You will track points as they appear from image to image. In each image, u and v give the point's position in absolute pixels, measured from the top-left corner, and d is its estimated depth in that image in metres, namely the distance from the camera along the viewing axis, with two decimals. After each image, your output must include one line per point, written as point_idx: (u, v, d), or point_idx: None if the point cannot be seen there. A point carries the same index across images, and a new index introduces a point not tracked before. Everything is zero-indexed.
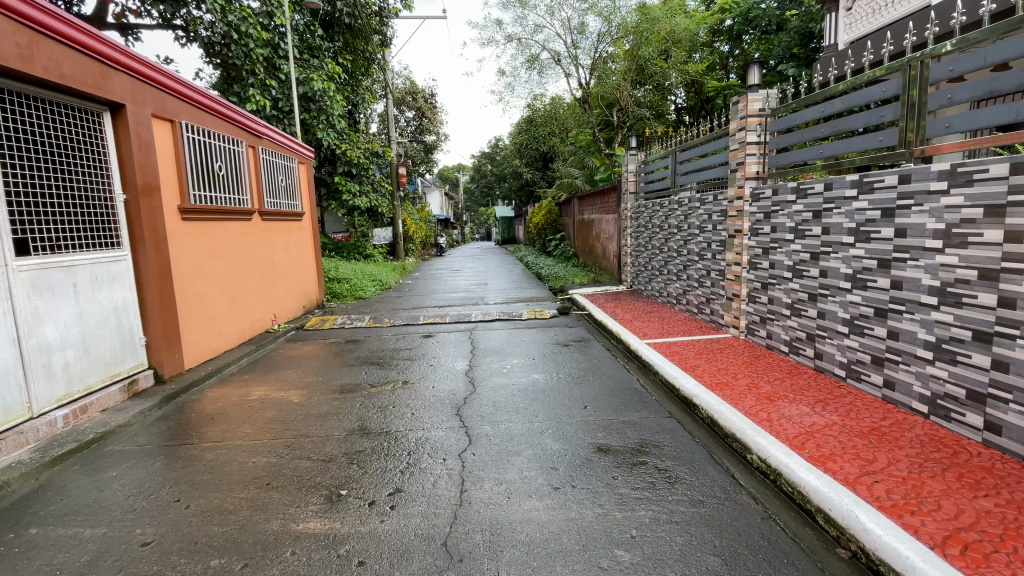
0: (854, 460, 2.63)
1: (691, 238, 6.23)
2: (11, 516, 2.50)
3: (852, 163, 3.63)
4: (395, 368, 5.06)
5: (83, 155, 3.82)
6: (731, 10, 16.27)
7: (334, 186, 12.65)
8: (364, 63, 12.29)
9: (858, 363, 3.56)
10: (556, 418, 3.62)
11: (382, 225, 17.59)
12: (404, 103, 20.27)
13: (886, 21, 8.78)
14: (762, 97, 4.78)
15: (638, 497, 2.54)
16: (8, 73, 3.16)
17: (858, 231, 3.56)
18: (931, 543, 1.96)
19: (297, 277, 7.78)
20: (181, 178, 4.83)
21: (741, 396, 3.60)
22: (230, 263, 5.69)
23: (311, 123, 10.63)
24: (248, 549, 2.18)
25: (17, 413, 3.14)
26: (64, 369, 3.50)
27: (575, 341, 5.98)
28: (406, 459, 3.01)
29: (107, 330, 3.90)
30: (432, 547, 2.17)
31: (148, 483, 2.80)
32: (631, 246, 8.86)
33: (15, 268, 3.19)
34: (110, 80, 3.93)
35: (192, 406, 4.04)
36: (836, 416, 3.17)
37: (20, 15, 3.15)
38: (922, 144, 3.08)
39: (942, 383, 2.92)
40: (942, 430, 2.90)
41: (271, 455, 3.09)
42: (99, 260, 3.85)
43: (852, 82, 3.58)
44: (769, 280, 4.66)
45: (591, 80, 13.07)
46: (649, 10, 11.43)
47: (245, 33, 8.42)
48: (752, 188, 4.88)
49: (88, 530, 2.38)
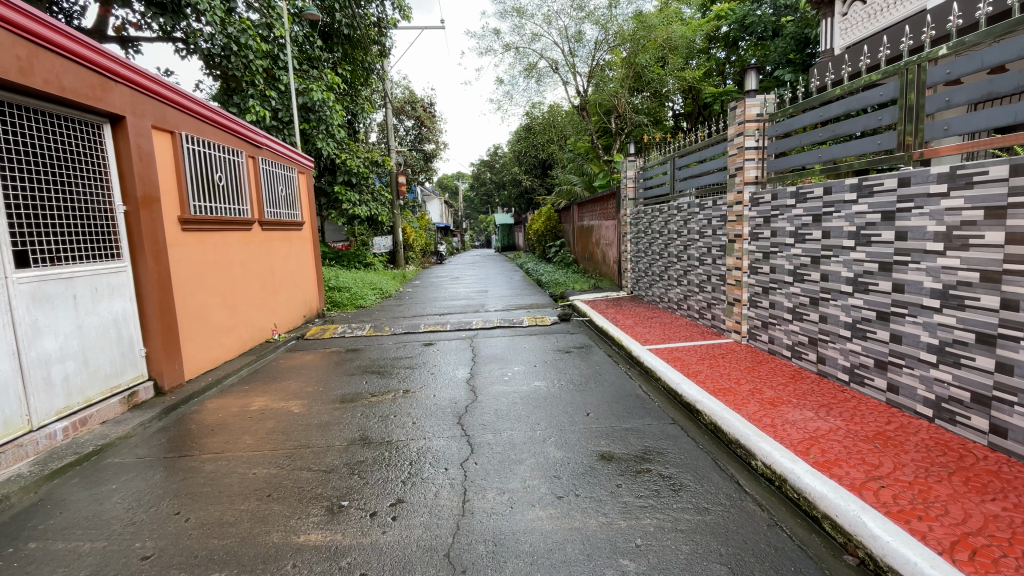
0: (859, 464, 2.60)
1: (691, 244, 6.22)
2: (10, 529, 2.47)
3: (851, 167, 3.63)
4: (396, 376, 5.04)
5: (84, 168, 3.83)
6: (727, 17, 16.45)
7: (334, 196, 12.71)
8: (364, 73, 12.41)
9: (861, 367, 3.55)
10: (559, 426, 3.60)
11: (383, 233, 17.64)
12: (404, 112, 20.42)
13: (881, 26, 8.87)
14: (760, 102, 4.78)
15: (642, 506, 2.52)
16: (7, 87, 3.17)
17: (858, 235, 3.56)
18: (940, 549, 1.93)
19: (298, 286, 7.77)
20: (181, 189, 4.84)
21: (744, 401, 3.59)
22: (231, 273, 5.70)
23: (311, 134, 10.75)
24: (249, 562, 2.16)
25: (17, 426, 3.12)
26: (64, 381, 3.49)
27: (576, 348, 5.96)
28: (407, 469, 2.98)
29: (107, 342, 3.89)
30: (434, 559, 2.14)
31: (148, 496, 2.78)
32: (631, 252, 8.85)
33: (15, 280, 3.19)
34: (110, 92, 3.95)
35: (192, 417, 4.02)
36: (840, 420, 3.15)
37: (21, 28, 3.17)
38: (921, 147, 3.08)
39: (946, 386, 2.90)
40: (947, 433, 2.87)
41: (272, 466, 3.07)
42: (99, 272, 3.85)
43: (850, 86, 3.59)
44: (769, 284, 4.65)
45: (588, 88, 13.08)
46: (645, 18, 11.47)
47: (244, 44, 8.43)
48: (751, 193, 4.88)
49: (88, 543, 2.35)
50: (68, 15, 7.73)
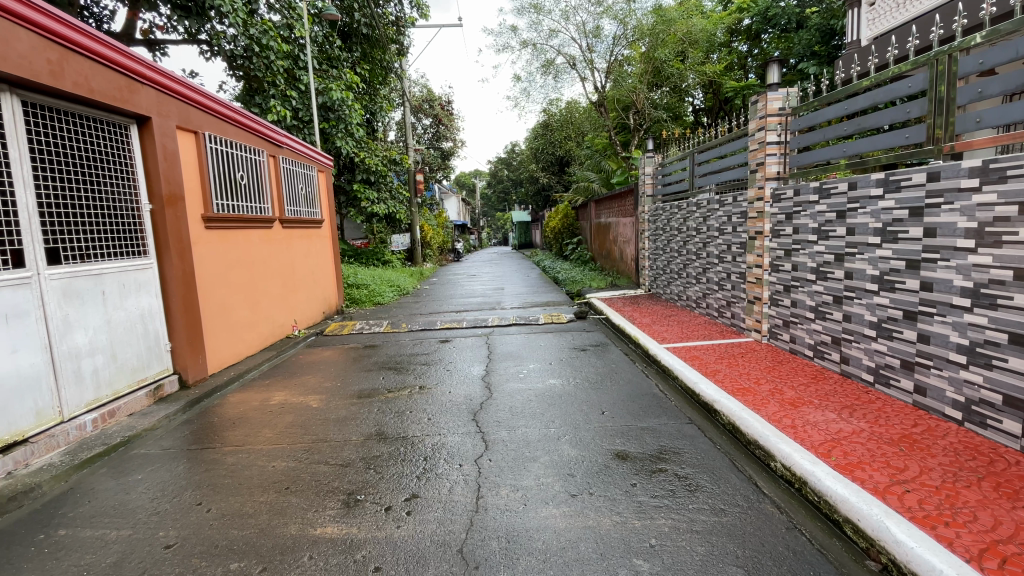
0: (884, 468, 2.53)
1: (710, 241, 6.13)
2: (41, 517, 2.57)
3: (877, 162, 3.50)
4: (412, 373, 5.06)
5: (112, 168, 3.94)
6: (749, 9, 16.09)
7: (353, 194, 12.91)
8: (381, 73, 12.54)
9: (887, 368, 3.44)
10: (573, 424, 3.57)
11: (400, 231, 17.79)
12: (421, 112, 20.51)
13: (911, 15, 8.53)
14: (782, 95, 4.68)
15: (657, 506, 2.49)
16: (39, 90, 3.28)
17: (885, 231, 3.45)
18: (967, 557, 1.86)
19: (317, 284, 7.89)
20: (204, 188, 4.94)
21: (764, 402, 3.51)
22: (253, 271, 5.83)
23: (330, 133, 10.92)
24: (266, 553, 2.20)
25: (48, 417, 3.24)
26: (92, 375, 3.59)
27: (592, 346, 5.92)
28: (422, 465, 3.01)
29: (134, 336, 4.00)
30: (448, 554, 2.16)
31: (171, 486, 2.86)
32: (648, 250, 8.80)
33: (47, 276, 3.30)
34: (136, 94, 4.06)
35: (214, 411, 4.12)
36: (864, 422, 3.06)
37: (49, 32, 3.26)
38: (951, 140, 2.97)
39: (976, 388, 2.80)
40: (978, 438, 2.77)
41: (290, 460, 3.12)
42: (126, 269, 3.96)
43: (877, 77, 3.46)
44: (791, 282, 4.55)
45: (607, 84, 12.88)
46: (664, 12, 11.41)
47: (266, 45, 8.52)
48: (772, 189, 4.78)
49: (114, 532, 2.43)
50: (98, 20, 7.98)
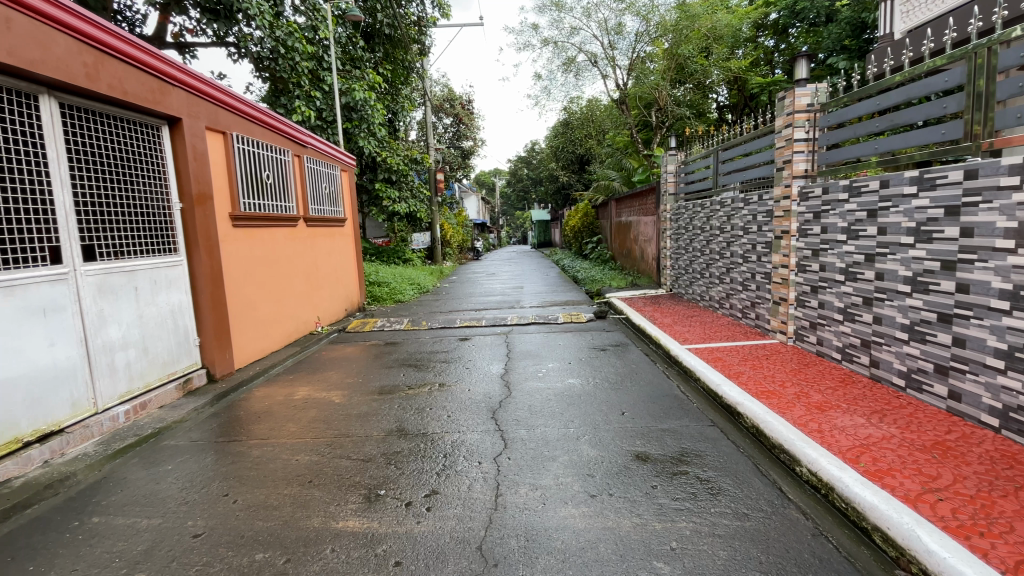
0: (915, 475, 2.45)
1: (734, 240, 6.02)
2: (76, 504, 2.67)
3: (910, 159, 3.38)
4: (432, 370, 5.10)
5: (144, 168, 4.07)
6: (777, 3, 15.65)
7: (374, 193, 13.06)
8: (403, 72, 12.64)
9: (920, 372, 3.32)
10: (593, 424, 3.55)
11: (421, 229, 17.94)
12: (442, 111, 20.64)
13: (950, 6, 8.18)
14: (810, 91, 4.56)
15: (678, 509, 2.46)
16: (76, 92, 3.41)
17: (918, 231, 3.33)
18: (1003, 569, 1.79)
19: (340, 282, 8.02)
20: (231, 187, 5.06)
21: (790, 405, 3.43)
22: (278, 268, 5.94)
23: (353, 132, 11.07)
24: (290, 544, 2.25)
25: (84, 408, 3.36)
26: (125, 368, 3.72)
27: (613, 346, 5.87)
28: (442, 461, 3.03)
29: (164, 331, 4.13)
30: (467, 551, 2.17)
31: (199, 477, 2.94)
32: (670, 249, 8.68)
33: (83, 272, 3.43)
34: (167, 95, 4.18)
35: (241, 404, 4.22)
36: (894, 428, 2.97)
37: (86, 36, 3.39)
38: (990, 136, 2.85)
39: (1015, 395, 2.70)
40: (1016, 446, 2.66)
41: (313, 454, 3.18)
42: (157, 266, 4.09)
43: (911, 72, 3.34)
44: (818, 283, 4.44)
45: (628, 82, 12.76)
46: (689, 7, 11.28)
47: (291, 47, 8.68)
48: (800, 187, 4.67)
49: (145, 520, 2.51)
50: (131, 24, 8.25)
